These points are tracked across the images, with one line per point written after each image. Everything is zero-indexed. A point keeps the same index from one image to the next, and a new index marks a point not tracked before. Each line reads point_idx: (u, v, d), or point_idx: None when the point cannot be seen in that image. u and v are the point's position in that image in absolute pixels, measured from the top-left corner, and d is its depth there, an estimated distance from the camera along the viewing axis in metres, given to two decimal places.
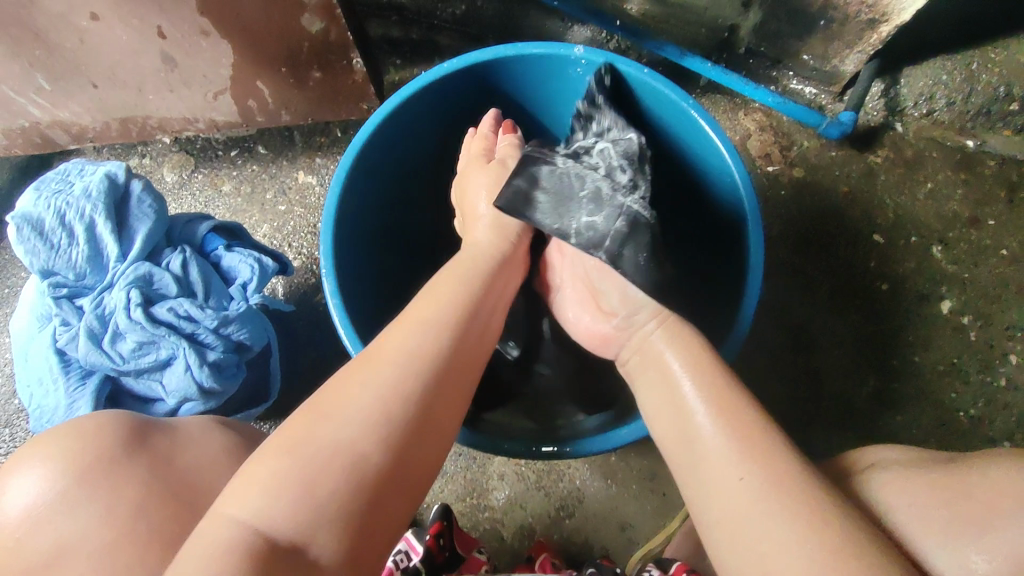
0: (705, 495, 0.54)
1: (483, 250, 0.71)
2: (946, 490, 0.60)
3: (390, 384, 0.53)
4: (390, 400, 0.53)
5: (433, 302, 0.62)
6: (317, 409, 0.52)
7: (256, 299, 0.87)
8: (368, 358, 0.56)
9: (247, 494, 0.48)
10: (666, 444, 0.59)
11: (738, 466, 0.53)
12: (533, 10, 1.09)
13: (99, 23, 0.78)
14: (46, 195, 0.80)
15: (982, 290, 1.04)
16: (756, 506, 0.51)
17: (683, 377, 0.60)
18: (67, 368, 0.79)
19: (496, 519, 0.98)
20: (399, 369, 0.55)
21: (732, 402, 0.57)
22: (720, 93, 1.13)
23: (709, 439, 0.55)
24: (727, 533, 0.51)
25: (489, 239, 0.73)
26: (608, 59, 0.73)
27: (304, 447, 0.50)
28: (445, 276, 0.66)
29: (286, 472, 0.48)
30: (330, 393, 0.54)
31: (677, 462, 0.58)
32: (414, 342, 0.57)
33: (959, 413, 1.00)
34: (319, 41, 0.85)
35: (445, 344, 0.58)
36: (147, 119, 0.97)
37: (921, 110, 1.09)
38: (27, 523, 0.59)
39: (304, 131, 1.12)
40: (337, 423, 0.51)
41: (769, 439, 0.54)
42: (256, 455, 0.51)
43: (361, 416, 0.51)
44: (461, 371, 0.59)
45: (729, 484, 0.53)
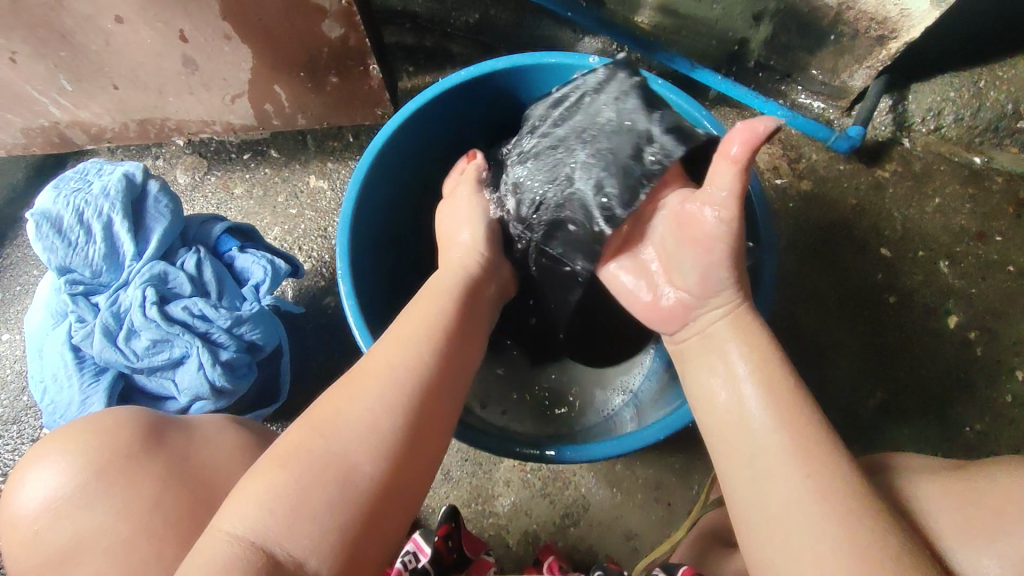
0: (757, 489, 0.54)
1: (416, 326, 0.62)
2: (958, 496, 0.61)
3: (383, 407, 0.55)
4: (372, 454, 0.53)
5: (391, 362, 0.59)
6: (305, 447, 0.53)
7: (269, 300, 0.87)
8: (334, 414, 0.55)
9: (245, 512, 0.50)
10: (717, 431, 0.59)
11: (798, 465, 0.53)
12: (545, 20, 1.11)
13: (124, 26, 0.79)
14: (66, 194, 0.81)
15: (989, 304, 1.05)
16: (809, 507, 0.51)
17: (749, 377, 0.58)
18: (81, 364, 0.80)
19: (501, 525, 0.98)
20: (407, 374, 0.58)
21: (795, 403, 0.56)
22: (730, 106, 1.14)
23: (764, 436, 0.55)
24: (772, 529, 0.52)
25: (662, 366, 0.61)
26: (623, 70, 0.74)
27: (307, 458, 0.52)
28: (391, 331, 0.63)
29: (279, 491, 0.50)
30: (307, 426, 0.55)
31: (732, 459, 0.57)
32: (392, 395, 0.56)
33: (966, 428, 1.00)
34: (338, 47, 0.86)
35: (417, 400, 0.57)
36: (165, 121, 0.98)
37: (929, 125, 1.10)
38: (47, 515, 0.60)
39: (316, 136, 1.14)
40: (341, 439, 0.53)
41: (825, 443, 0.54)
42: (246, 479, 0.53)
43: (364, 410, 0.55)
44: (434, 407, 0.57)
45: (790, 481, 0.53)
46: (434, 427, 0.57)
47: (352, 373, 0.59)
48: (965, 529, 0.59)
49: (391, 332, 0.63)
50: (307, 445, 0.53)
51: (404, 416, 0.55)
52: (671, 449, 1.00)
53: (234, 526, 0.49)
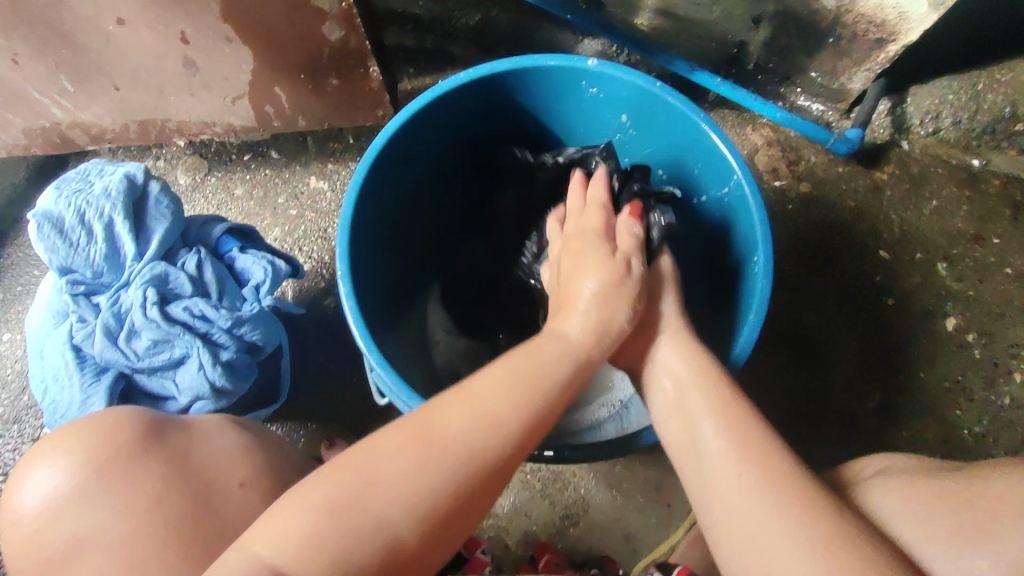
0: (703, 489, 0.56)
1: (569, 351, 0.60)
2: (943, 498, 0.61)
3: (448, 451, 0.52)
4: (427, 497, 0.50)
5: (506, 396, 0.55)
6: (361, 473, 0.51)
7: (269, 301, 0.88)
8: (426, 432, 0.53)
9: (285, 541, 0.47)
10: (671, 441, 0.61)
11: (734, 465, 0.54)
12: (545, 22, 1.11)
13: (125, 27, 0.79)
14: (67, 194, 0.81)
15: (986, 307, 1.05)
16: (750, 505, 0.52)
17: (692, 385, 0.60)
18: (82, 364, 0.80)
19: (500, 526, 0.99)
20: (472, 428, 0.53)
21: (730, 405, 0.58)
22: (729, 108, 1.14)
23: (708, 440, 0.57)
24: (725, 526, 0.53)
25: (581, 336, 0.61)
26: (621, 72, 0.74)
27: (350, 491, 0.50)
28: (545, 351, 0.60)
29: (318, 518, 0.48)
30: (367, 450, 0.52)
31: (684, 466, 0.58)
32: (483, 440, 0.53)
33: (963, 430, 1.00)
34: (338, 48, 0.86)
35: (493, 461, 0.53)
36: (166, 122, 0.98)
37: (927, 128, 1.11)
38: (47, 513, 0.61)
39: (317, 137, 1.14)
40: (389, 494, 0.50)
41: (764, 442, 0.55)
42: (294, 490, 0.51)
43: (409, 464, 0.51)
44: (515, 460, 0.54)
45: (728, 485, 0.54)
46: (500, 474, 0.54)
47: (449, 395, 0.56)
48: (954, 532, 0.59)
49: (515, 357, 0.59)
50: (353, 479, 0.50)
51: (475, 468, 0.52)
52: (669, 450, 1.00)
53: (270, 550, 0.47)
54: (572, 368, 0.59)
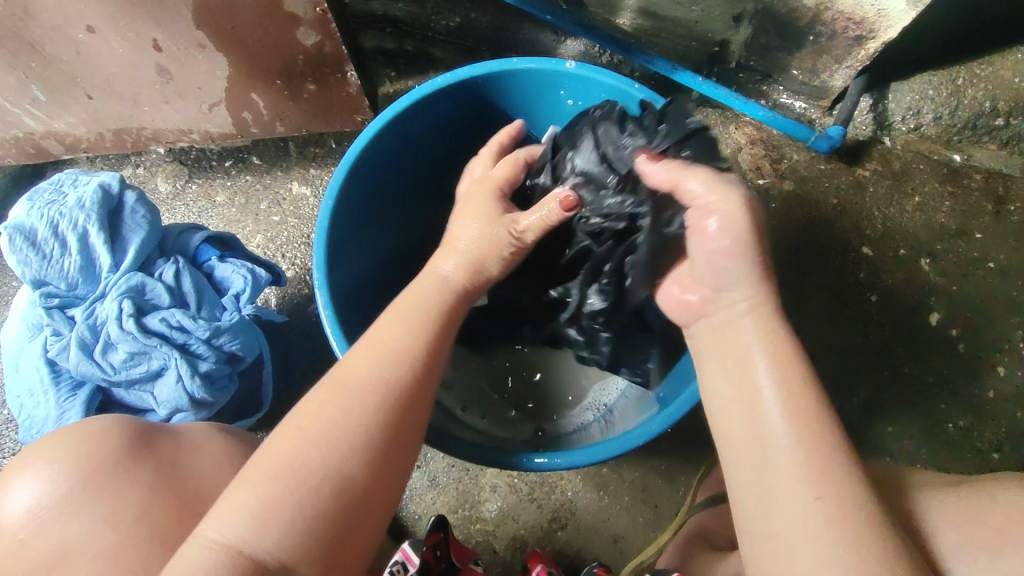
0: (763, 496, 0.55)
1: (449, 288, 0.67)
2: (952, 513, 0.61)
3: (356, 416, 0.54)
4: (366, 433, 0.54)
5: (401, 338, 0.60)
6: (291, 440, 0.53)
7: (250, 309, 0.87)
8: (338, 383, 0.57)
9: (234, 519, 0.49)
10: (726, 431, 0.60)
11: (809, 479, 0.53)
12: (526, 24, 1.10)
13: (95, 36, 0.78)
14: (39, 206, 0.80)
15: (969, 301, 1.06)
16: (821, 531, 0.51)
17: (766, 371, 0.58)
18: (58, 379, 0.79)
19: (488, 530, 0.98)
20: (378, 368, 0.58)
21: (808, 407, 0.56)
22: (712, 107, 1.14)
23: (778, 442, 0.55)
24: (772, 540, 0.54)
25: (456, 272, 0.68)
26: (598, 74, 0.74)
27: (283, 457, 0.52)
28: (427, 284, 0.67)
29: (268, 489, 0.50)
30: (290, 429, 0.54)
31: (740, 458, 0.58)
32: (389, 371, 0.58)
33: (948, 424, 1.01)
34: (314, 54, 0.85)
35: (404, 384, 0.58)
36: (143, 130, 0.97)
37: (909, 124, 1.10)
38: (29, 525, 0.59)
39: (298, 142, 1.13)
40: (321, 440, 0.53)
41: (833, 452, 0.54)
42: (233, 482, 0.51)
43: (318, 441, 0.53)
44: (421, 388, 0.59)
45: (800, 497, 0.53)
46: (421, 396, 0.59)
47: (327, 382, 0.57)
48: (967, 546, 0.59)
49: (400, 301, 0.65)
50: (283, 465, 0.51)
51: (391, 398, 0.56)
52: (657, 451, 1.00)
53: (225, 535, 0.48)
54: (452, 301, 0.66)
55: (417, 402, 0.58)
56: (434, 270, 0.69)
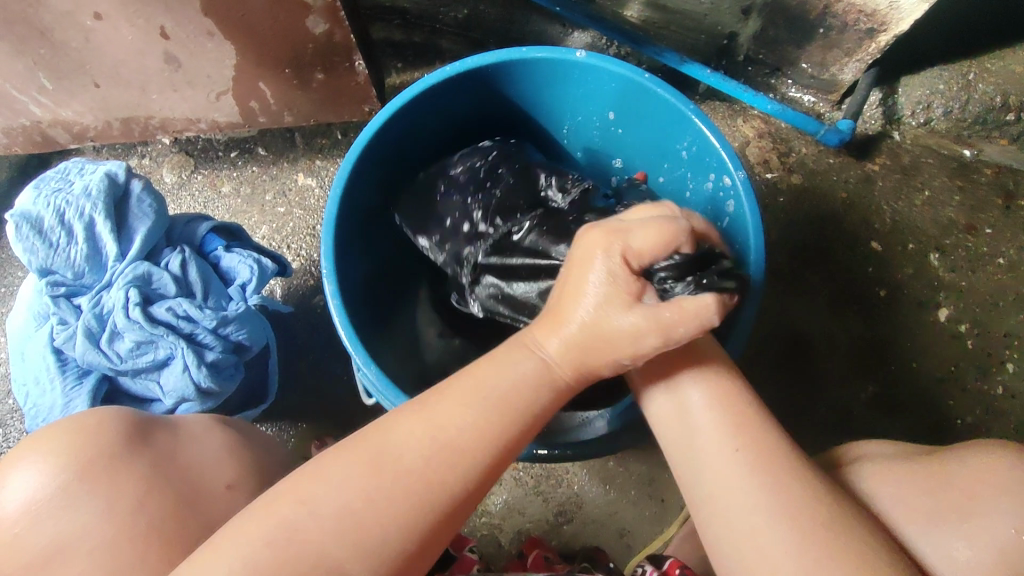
0: (697, 473, 0.58)
1: (543, 374, 0.57)
2: (923, 477, 0.61)
3: (367, 496, 0.51)
4: (382, 533, 0.50)
5: (475, 421, 0.54)
6: (300, 501, 0.51)
7: (256, 299, 0.86)
8: (384, 463, 0.52)
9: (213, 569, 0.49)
10: (662, 432, 0.61)
11: (732, 447, 0.56)
12: (534, 15, 1.10)
13: (104, 22, 0.78)
14: (46, 194, 0.80)
15: (980, 297, 1.05)
16: (745, 481, 0.55)
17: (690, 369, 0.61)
18: (64, 367, 0.79)
19: (494, 523, 0.98)
20: (428, 461, 0.53)
21: (733, 387, 0.60)
22: (721, 100, 1.13)
23: (698, 416, 0.59)
24: (713, 508, 0.56)
25: (559, 360, 0.58)
26: (606, 63, 0.74)
27: (280, 532, 0.50)
28: (510, 353, 0.58)
29: (259, 549, 0.49)
30: (302, 478, 0.52)
31: (677, 457, 0.59)
32: (451, 475, 0.53)
33: (957, 420, 1.00)
34: (322, 43, 0.85)
35: (431, 515, 0.52)
36: (149, 119, 0.97)
37: (919, 118, 1.09)
38: (24, 519, 0.59)
39: (304, 133, 1.12)
40: (326, 527, 0.50)
41: (755, 423, 0.57)
42: (216, 536, 0.51)
43: (326, 525, 0.50)
44: (459, 510, 0.54)
45: (725, 458, 0.56)
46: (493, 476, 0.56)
47: (335, 451, 0.54)
48: (932, 514, 0.60)
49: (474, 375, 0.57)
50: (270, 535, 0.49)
51: (440, 512, 0.52)
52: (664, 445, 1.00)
53: None
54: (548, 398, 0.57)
55: (448, 526, 0.53)
56: (535, 347, 0.58)
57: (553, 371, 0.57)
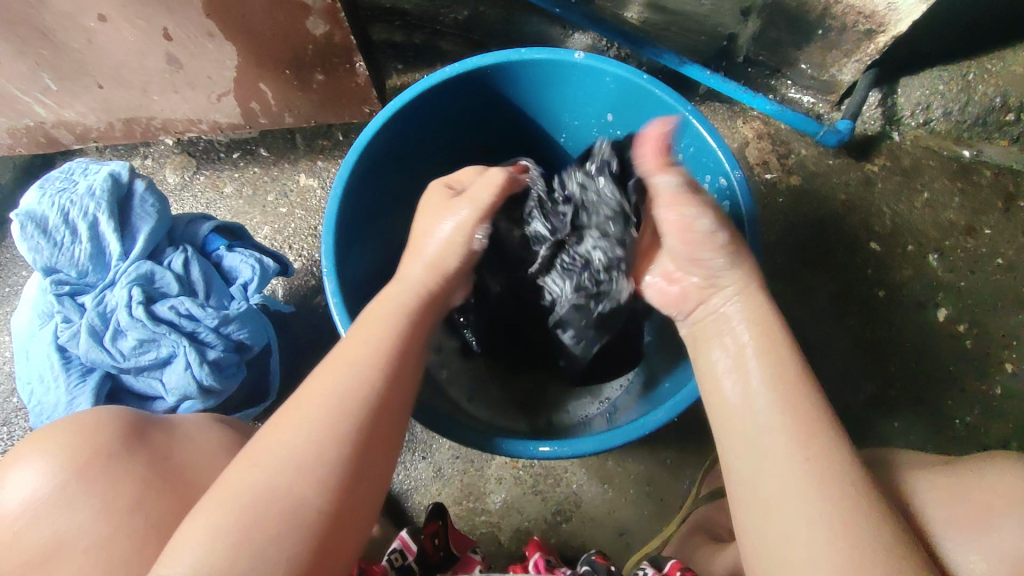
0: (756, 474, 0.54)
1: (416, 291, 0.67)
2: (944, 489, 0.62)
3: (316, 437, 0.53)
4: (323, 456, 0.52)
5: (358, 365, 0.58)
6: (252, 466, 0.51)
7: (257, 299, 0.87)
8: (299, 406, 0.55)
9: (186, 554, 0.47)
10: (720, 424, 0.58)
11: (799, 450, 0.52)
12: (534, 17, 1.10)
13: (106, 24, 0.78)
14: (50, 193, 0.81)
15: (978, 297, 1.05)
16: (812, 492, 0.50)
17: (757, 352, 0.59)
18: (68, 365, 0.80)
19: (493, 522, 0.99)
20: (345, 389, 0.56)
21: (803, 381, 0.56)
22: (720, 101, 1.14)
23: (765, 412, 0.55)
24: (766, 511, 0.52)
25: (420, 276, 0.68)
26: (603, 65, 0.74)
27: (244, 491, 0.50)
28: (375, 320, 0.63)
29: (226, 519, 0.48)
30: (249, 456, 0.53)
31: (732, 444, 0.56)
32: (359, 394, 0.56)
33: (955, 421, 1.01)
34: (322, 44, 0.85)
35: (366, 406, 0.55)
36: (151, 120, 0.97)
37: (918, 119, 1.10)
38: (22, 518, 0.59)
39: (305, 134, 1.13)
40: (284, 470, 0.51)
41: (829, 430, 0.53)
42: (182, 528, 0.50)
43: (277, 471, 0.51)
44: (388, 415, 0.57)
45: (795, 465, 0.52)
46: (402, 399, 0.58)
47: (283, 414, 0.55)
48: (950, 524, 0.59)
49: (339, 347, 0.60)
50: (232, 500, 0.49)
51: (361, 408, 0.55)
52: (662, 444, 1.00)
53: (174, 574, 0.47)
54: (396, 337, 0.61)
55: (381, 437, 0.56)
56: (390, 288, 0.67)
57: (401, 284, 0.68)
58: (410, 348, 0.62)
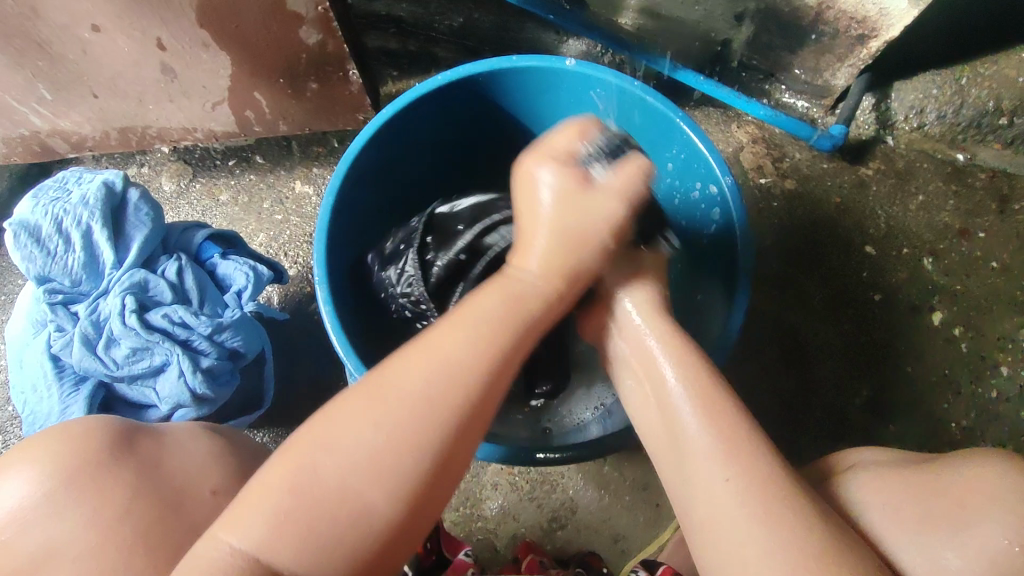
0: (688, 493, 0.55)
1: (522, 289, 0.59)
2: (916, 483, 0.62)
3: (401, 435, 0.49)
4: (407, 457, 0.49)
5: (460, 346, 0.53)
6: (329, 442, 0.49)
7: (251, 306, 0.87)
8: (385, 391, 0.51)
9: (250, 525, 0.47)
10: (652, 440, 0.61)
11: (719, 466, 0.54)
12: (529, 23, 1.11)
13: (100, 34, 0.79)
14: (44, 203, 0.81)
15: (973, 301, 1.05)
16: (736, 510, 0.52)
17: (661, 360, 0.61)
18: (61, 374, 0.80)
19: (489, 529, 0.98)
20: (432, 380, 0.51)
21: (711, 392, 0.58)
22: (714, 107, 1.14)
23: (689, 435, 0.56)
24: (704, 529, 0.54)
25: (542, 274, 0.60)
26: (595, 71, 0.75)
27: (306, 476, 0.48)
28: (482, 298, 0.58)
29: (285, 499, 0.47)
30: (329, 419, 0.50)
31: (667, 463, 0.58)
32: (447, 391, 0.51)
33: (951, 425, 1.00)
34: (316, 53, 0.86)
35: (457, 406, 0.51)
36: (146, 129, 0.98)
37: (912, 123, 1.11)
38: (13, 525, 0.60)
39: (301, 141, 1.13)
40: (358, 461, 0.48)
41: (744, 439, 0.55)
42: (253, 482, 0.49)
43: (352, 457, 0.48)
44: (478, 415, 0.52)
45: (713, 483, 0.53)
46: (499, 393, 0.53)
47: (372, 390, 0.52)
48: (923, 520, 0.60)
49: (448, 323, 0.56)
50: (302, 477, 0.48)
51: (450, 413, 0.51)
52: None
53: (237, 543, 0.46)
54: (520, 325, 0.57)
55: (456, 454, 0.51)
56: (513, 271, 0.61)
57: (522, 281, 0.60)
58: (525, 345, 0.57)
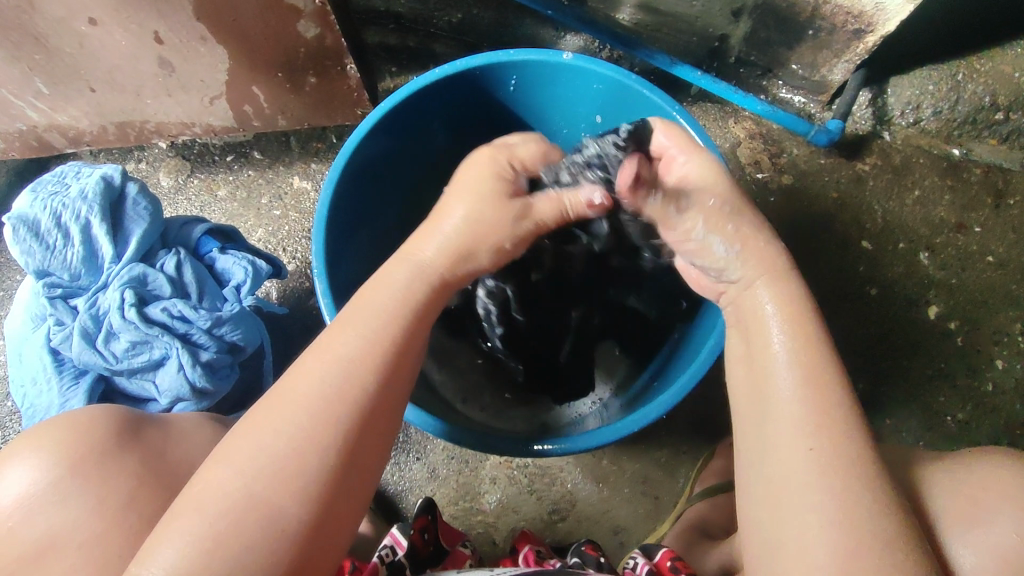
0: (764, 456, 0.55)
1: (419, 272, 0.63)
2: (936, 482, 0.62)
3: (306, 438, 0.50)
4: (313, 457, 0.50)
5: (347, 347, 0.56)
6: (235, 462, 0.49)
7: (250, 300, 0.87)
8: (281, 401, 0.52)
9: (164, 553, 0.46)
10: (742, 398, 0.60)
11: (810, 435, 0.53)
12: (527, 19, 1.11)
13: (98, 28, 0.79)
14: (42, 197, 0.81)
15: (969, 294, 1.06)
16: (812, 477, 0.52)
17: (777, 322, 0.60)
18: (60, 367, 0.80)
19: (488, 522, 0.99)
20: (328, 379, 0.53)
21: (825, 364, 0.57)
22: (711, 102, 1.15)
23: (787, 398, 0.56)
24: (770, 495, 0.54)
25: (434, 258, 0.63)
26: (590, 64, 0.75)
27: (225, 494, 0.48)
28: (375, 292, 0.61)
29: (206, 524, 0.47)
30: (234, 441, 0.51)
31: (752, 424, 0.58)
32: (344, 385, 0.53)
33: (947, 417, 1.01)
34: (314, 47, 0.86)
35: (359, 397, 0.53)
36: (145, 123, 0.98)
37: (908, 118, 1.10)
38: (19, 512, 0.60)
39: (299, 137, 1.13)
40: (267, 474, 0.49)
41: (840, 414, 0.54)
42: (161, 520, 0.48)
43: (255, 471, 0.49)
44: (377, 408, 0.55)
45: (798, 450, 0.53)
46: (379, 419, 0.54)
47: (266, 405, 0.53)
48: (947, 519, 0.60)
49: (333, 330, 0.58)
50: (207, 504, 0.47)
51: (353, 411, 0.53)
52: (656, 442, 1.01)
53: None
54: (407, 311, 0.60)
55: (370, 436, 0.53)
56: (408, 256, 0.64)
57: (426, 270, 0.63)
58: (415, 335, 0.60)
